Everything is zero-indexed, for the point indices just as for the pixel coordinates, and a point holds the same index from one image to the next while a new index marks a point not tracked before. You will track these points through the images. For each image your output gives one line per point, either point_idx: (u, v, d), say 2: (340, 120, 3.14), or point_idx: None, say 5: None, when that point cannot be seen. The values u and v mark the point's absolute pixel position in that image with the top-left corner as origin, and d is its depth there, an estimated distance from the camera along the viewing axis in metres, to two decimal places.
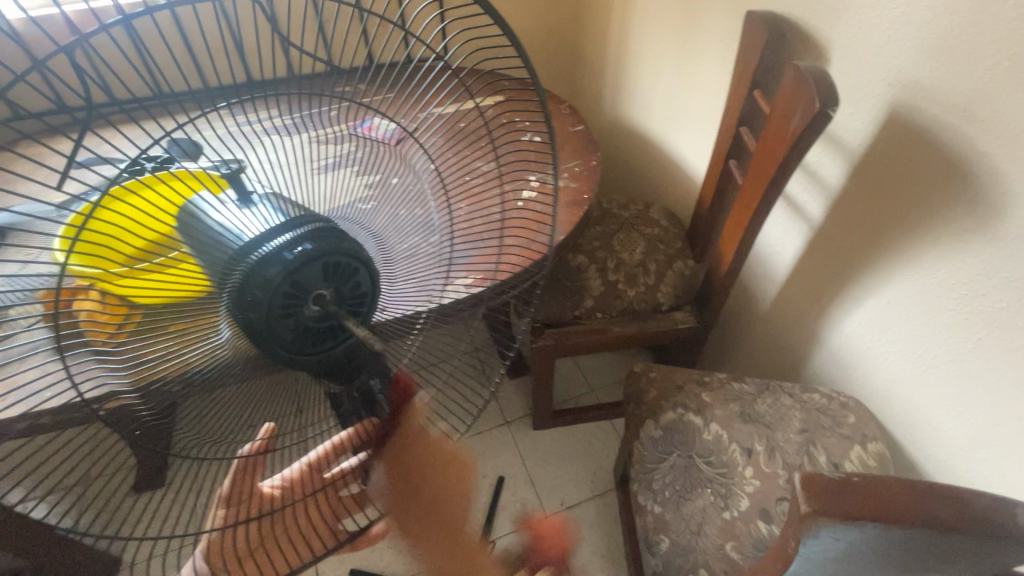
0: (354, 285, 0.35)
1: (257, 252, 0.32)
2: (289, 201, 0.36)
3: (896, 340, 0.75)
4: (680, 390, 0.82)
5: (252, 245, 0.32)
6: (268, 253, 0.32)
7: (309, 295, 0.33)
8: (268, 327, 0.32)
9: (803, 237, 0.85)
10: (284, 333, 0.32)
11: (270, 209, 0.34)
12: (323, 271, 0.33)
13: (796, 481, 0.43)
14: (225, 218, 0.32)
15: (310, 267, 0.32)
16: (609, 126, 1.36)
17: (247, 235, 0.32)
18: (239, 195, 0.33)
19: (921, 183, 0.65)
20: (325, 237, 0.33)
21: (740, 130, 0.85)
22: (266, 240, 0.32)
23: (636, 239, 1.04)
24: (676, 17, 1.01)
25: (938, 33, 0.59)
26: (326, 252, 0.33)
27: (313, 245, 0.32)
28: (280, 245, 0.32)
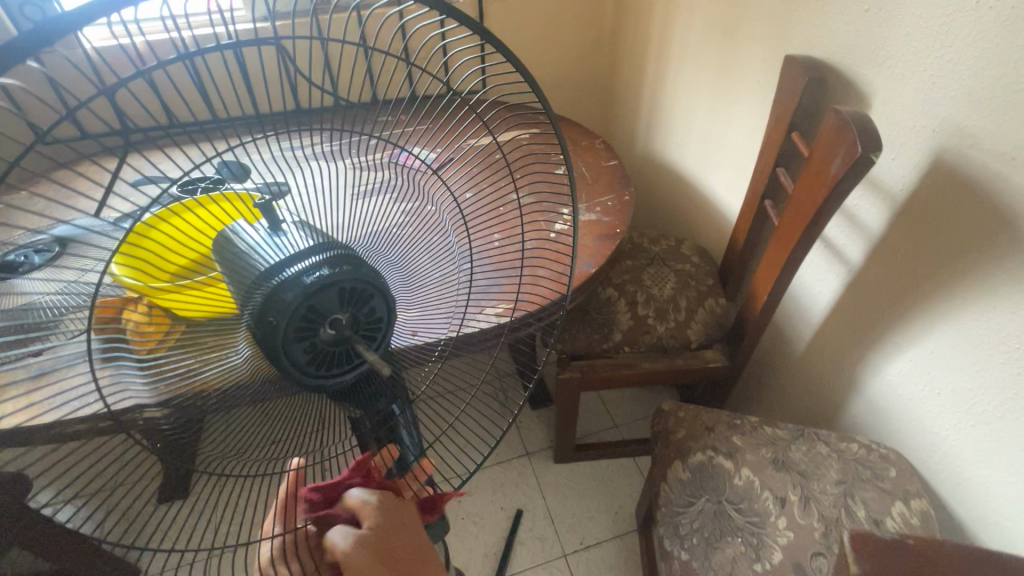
0: (370, 309, 0.39)
1: (287, 273, 0.35)
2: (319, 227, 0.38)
3: (942, 392, 0.71)
4: (710, 432, 0.80)
5: (276, 269, 0.35)
6: (289, 277, 0.35)
7: (327, 318, 0.37)
8: (284, 346, 0.36)
9: (840, 279, 0.83)
10: (298, 353, 0.36)
11: (298, 233, 0.36)
12: (338, 296, 0.37)
13: (848, 538, 0.45)
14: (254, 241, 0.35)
15: (325, 292, 0.36)
16: (642, 162, 1.37)
17: (270, 258, 0.35)
18: (271, 224, 0.35)
19: (968, 231, 0.63)
20: (343, 264, 0.36)
21: (777, 171, 0.85)
22: (291, 263, 0.35)
23: (666, 274, 1.04)
24: (714, 59, 1.02)
25: (986, 82, 0.58)
26: (343, 278, 0.36)
27: (330, 271, 0.36)
28: (303, 272, 0.35)
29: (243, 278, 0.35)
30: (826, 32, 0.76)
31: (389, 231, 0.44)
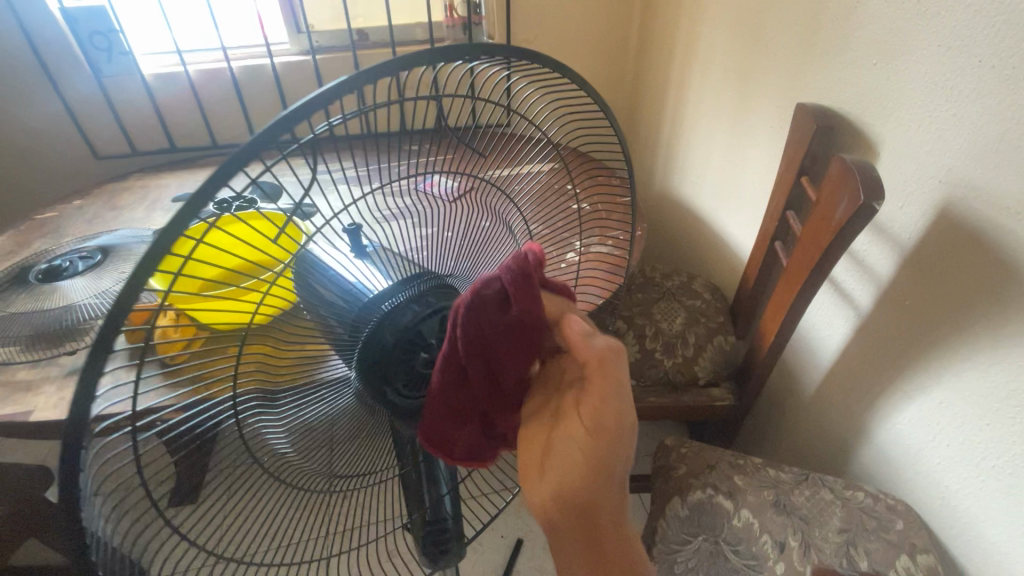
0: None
1: (385, 310, 0.39)
2: None
3: (951, 444, 0.70)
4: (711, 470, 0.80)
5: (378, 298, 0.39)
6: (396, 306, 0.39)
7: (426, 346, 0.40)
8: (389, 367, 0.40)
9: (850, 324, 0.83)
10: (400, 374, 0.40)
11: (376, 265, 0.40)
12: (438, 326, 0.41)
13: None
14: (351, 273, 0.37)
15: (430, 321, 0.40)
16: (659, 199, 1.40)
17: (371, 293, 0.39)
18: (354, 251, 0.40)
19: (974, 283, 0.63)
20: (445, 297, 0.42)
21: (787, 214, 0.87)
22: (383, 298, 0.39)
23: (676, 310, 1.05)
24: (730, 103, 1.06)
25: (989, 137, 0.59)
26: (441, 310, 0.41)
27: (437, 302, 0.41)
28: (397, 305, 0.39)
29: (349, 306, 0.39)
30: (835, 83, 0.79)
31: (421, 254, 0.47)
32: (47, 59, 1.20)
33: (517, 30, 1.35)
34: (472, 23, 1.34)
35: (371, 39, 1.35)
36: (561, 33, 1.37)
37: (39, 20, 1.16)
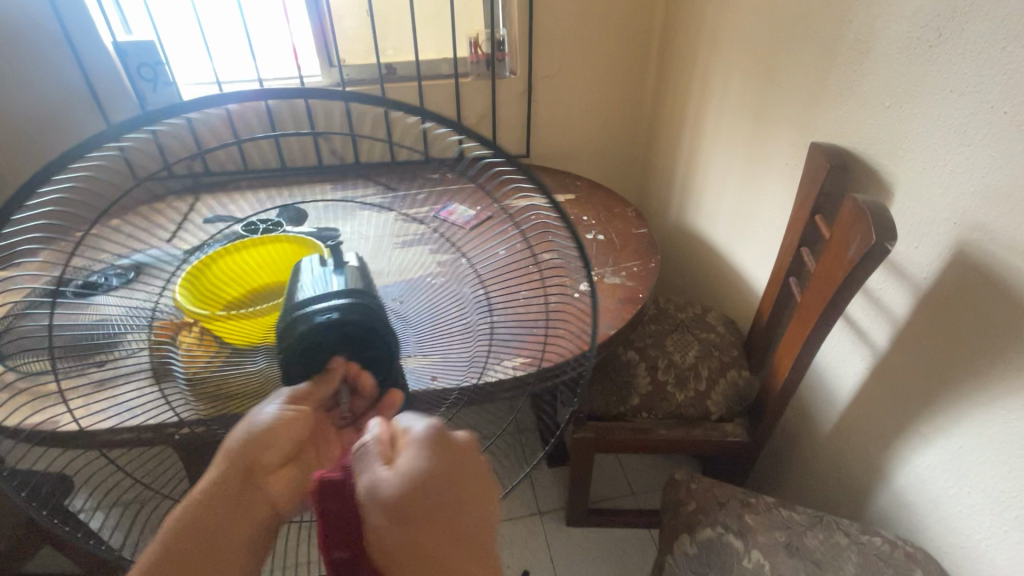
0: (369, 359, 0.40)
1: (304, 305, 0.39)
2: (358, 273, 0.43)
3: (972, 491, 0.68)
4: (721, 508, 0.79)
5: (303, 301, 0.39)
6: (307, 310, 0.39)
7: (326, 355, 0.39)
8: (287, 362, 0.39)
9: (865, 363, 0.82)
10: (297, 368, 0.40)
11: (338, 276, 0.42)
12: (342, 339, 0.39)
13: None
14: (311, 276, 0.42)
15: (330, 332, 0.38)
16: (674, 230, 1.42)
17: (306, 294, 0.39)
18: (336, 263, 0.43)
19: (991, 326, 0.63)
20: (352, 311, 0.39)
21: (801, 250, 0.87)
22: (317, 300, 0.39)
23: (689, 342, 1.04)
24: (745, 140, 1.07)
25: (1002, 181, 0.60)
26: (350, 328, 0.38)
27: (339, 315, 0.38)
28: (321, 309, 0.38)
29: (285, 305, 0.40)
30: (848, 124, 0.80)
31: (427, 278, 0.52)
32: (98, 88, 1.29)
33: (538, 66, 1.40)
34: (496, 59, 1.39)
35: (399, 73, 1.41)
36: (581, 68, 1.42)
37: (95, 53, 1.26)
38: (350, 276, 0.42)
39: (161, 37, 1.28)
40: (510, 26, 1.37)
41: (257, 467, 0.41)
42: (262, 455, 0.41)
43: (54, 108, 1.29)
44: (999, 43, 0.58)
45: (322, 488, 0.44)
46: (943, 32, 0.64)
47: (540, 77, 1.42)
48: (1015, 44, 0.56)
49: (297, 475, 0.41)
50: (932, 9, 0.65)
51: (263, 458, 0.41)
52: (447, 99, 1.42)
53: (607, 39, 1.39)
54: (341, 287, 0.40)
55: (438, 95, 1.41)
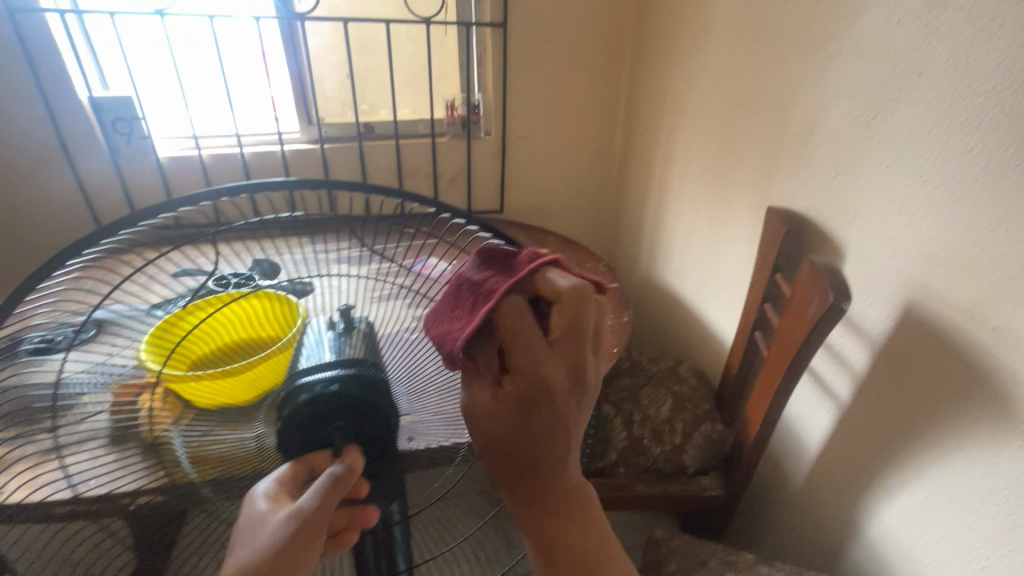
0: (368, 432, 0.46)
1: (298, 368, 0.46)
2: (355, 341, 0.49)
3: (938, 541, 0.70)
4: (702, 567, 0.79)
5: (301, 370, 0.45)
6: (306, 380, 0.44)
7: (329, 425, 0.44)
8: (280, 434, 0.44)
9: (831, 414, 0.85)
10: (291, 444, 0.45)
11: (343, 344, 0.48)
12: (343, 409, 0.44)
13: None
14: (308, 342, 0.47)
15: (331, 403, 0.44)
16: (644, 283, 1.47)
17: (300, 363, 0.46)
18: (345, 324, 0.50)
19: (942, 381, 0.67)
20: (349, 382, 0.45)
21: (765, 306, 0.92)
22: (313, 371, 0.45)
23: (663, 396, 1.06)
24: (706, 202, 1.15)
25: (939, 248, 0.65)
26: (352, 399, 0.44)
27: (340, 387, 0.44)
28: (322, 379, 0.44)
29: (288, 370, 0.46)
30: (800, 191, 0.87)
31: (404, 333, 0.53)
32: (67, 139, 1.26)
33: (512, 127, 1.47)
34: (472, 121, 1.46)
35: (377, 131, 1.46)
36: (552, 132, 1.50)
37: (69, 108, 1.24)
38: (353, 343, 0.49)
39: (139, 93, 1.29)
40: (485, 91, 1.44)
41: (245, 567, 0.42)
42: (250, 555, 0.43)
43: (18, 159, 1.26)
44: (926, 125, 0.65)
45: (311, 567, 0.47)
46: (877, 114, 0.72)
47: (513, 138, 1.49)
48: (940, 127, 0.64)
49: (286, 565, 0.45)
50: (867, 95, 0.73)
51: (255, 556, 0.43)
52: (424, 158, 1.47)
53: (577, 105, 1.47)
54: (336, 358, 0.46)
55: (415, 154, 1.46)
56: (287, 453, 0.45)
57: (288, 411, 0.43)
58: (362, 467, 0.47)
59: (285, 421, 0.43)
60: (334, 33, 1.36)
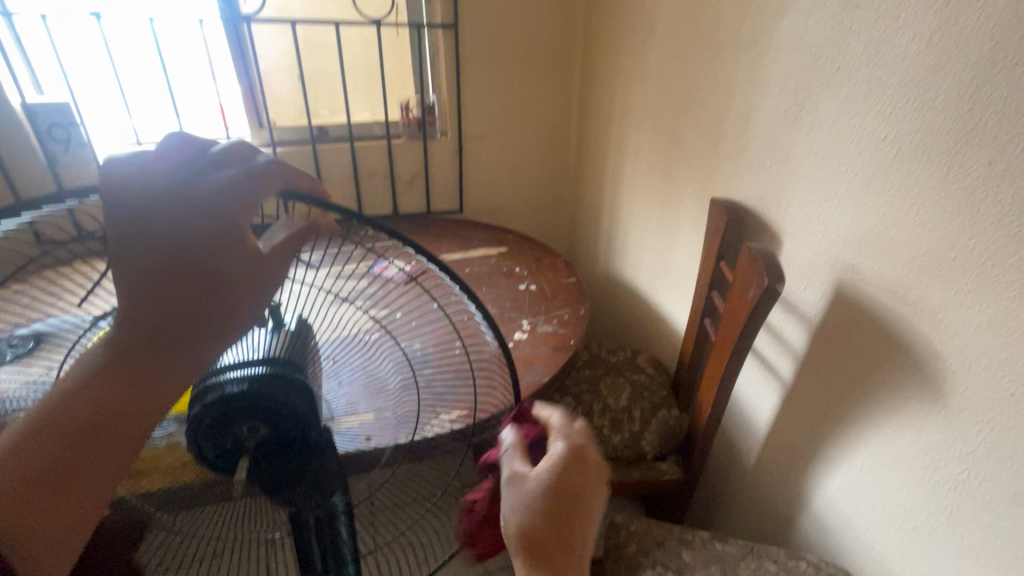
0: (285, 430, 0.46)
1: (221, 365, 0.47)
2: (279, 339, 0.50)
3: (876, 506, 0.74)
4: (660, 546, 0.81)
5: (224, 369, 0.46)
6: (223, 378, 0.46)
7: (242, 425, 0.45)
8: (196, 439, 0.45)
9: (776, 394, 0.90)
10: (206, 448, 0.45)
11: (263, 337, 0.49)
12: (253, 411, 0.45)
13: None
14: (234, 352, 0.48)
15: (241, 404, 0.44)
16: (603, 277, 1.50)
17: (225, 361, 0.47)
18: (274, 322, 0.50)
19: (872, 355, 0.71)
20: (255, 384, 0.45)
21: (712, 294, 0.96)
22: (236, 369, 0.46)
23: (620, 385, 1.10)
24: (656, 195, 1.19)
25: (863, 231, 0.70)
26: (258, 399, 0.45)
27: (247, 388, 0.45)
28: (232, 379, 0.45)
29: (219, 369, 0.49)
30: (739, 182, 0.91)
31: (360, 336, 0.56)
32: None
33: (467, 128, 1.49)
34: (428, 123, 1.46)
35: (331, 135, 1.45)
36: (508, 132, 1.52)
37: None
38: (278, 341, 0.50)
39: (76, 99, 1.25)
40: (440, 93, 1.45)
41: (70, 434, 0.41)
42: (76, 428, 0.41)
43: None
44: (846, 117, 0.70)
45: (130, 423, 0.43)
46: (803, 106, 0.76)
47: (470, 139, 1.50)
48: (857, 118, 0.68)
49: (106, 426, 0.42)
50: (793, 89, 0.78)
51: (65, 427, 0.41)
52: (380, 160, 1.46)
53: (530, 104, 1.50)
54: (262, 356, 0.48)
55: (371, 156, 1.45)
56: (205, 457, 0.46)
57: (195, 410, 0.44)
58: (283, 466, 0.48)
59: (195, 421, 0.44)
60: (283, 36, 1.34)
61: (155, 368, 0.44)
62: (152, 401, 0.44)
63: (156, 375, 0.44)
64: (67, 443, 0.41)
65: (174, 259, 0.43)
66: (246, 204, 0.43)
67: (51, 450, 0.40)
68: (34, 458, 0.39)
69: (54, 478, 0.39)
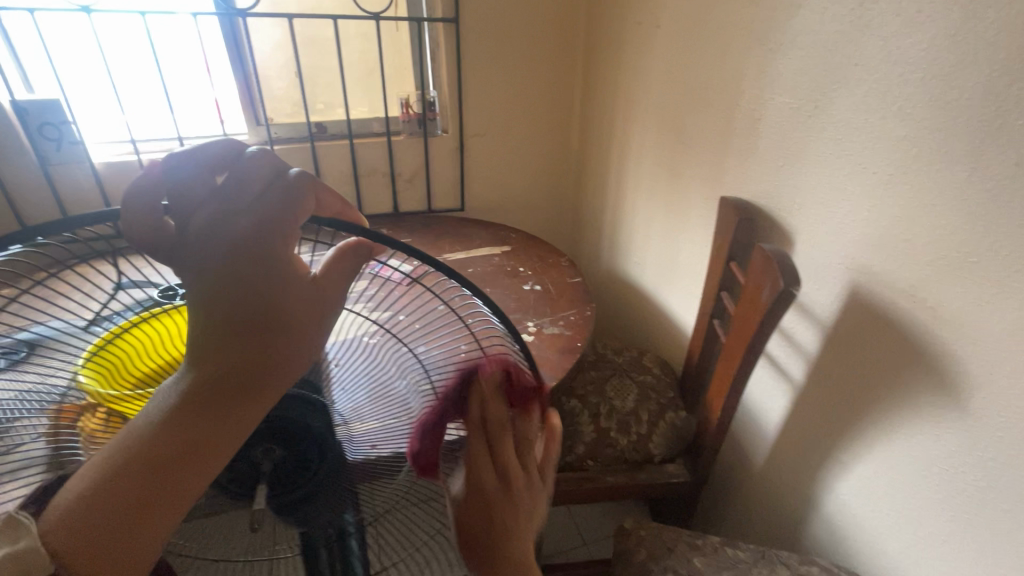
0: (300, 453, 0.45)
1: None
2: None
3: (890, 512, 0.73)
4: (671, 553, 0.80)
5: None
6: None
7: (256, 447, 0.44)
8: None
9: (787, 396, 0.88)
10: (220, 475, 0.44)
11: None
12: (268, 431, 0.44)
13: None
14: None
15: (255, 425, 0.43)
16: (607, 275, 1.49)
17: None
18: None
19: (889, 359, 0.69)
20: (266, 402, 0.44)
21: (722, 294, 0.94)
22: None
23: (629, 387, 1.08)
24: (662, 192, 1.17)
25: (880, 232, 0.68)
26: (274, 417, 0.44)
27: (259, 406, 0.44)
28: None
29: None
30: (750, 181, 0.89)
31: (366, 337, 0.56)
32: None
33: (468, 124, 1.46)
34: (427, 118, 1.44)
35: (330, 131, 1.43)
36: (510, 128, 1.49)
37: None
38: None
39: (66, 96, 1.22)
40: (440, 88, 1.42)
41: (145, 459, 0.35)
42: (152, 456, 0.35)
43: None
44: (863, 115, 0.68)
45: (200, 452, 0.36)
46: (818, 104, 0.74)
47: (471, 135, 1.48)
48: (875, 117, 0.66)
49: (183, 456, 0.36)
50: (808, 86, 0.76)
51: (151, 452, 0.35)
52: (380, 157, 1.44)
53: (532, 100, 1.47)
54: None
55: (370, 153, 1.43)
56: (221, 484, 0.44)
57: None
58: (301, 489, 0.46)
59: None
60: (279, 30, 1.31)
61: (238, 397, 0.37)
62: (223, 429, 0.37)
63: (233, 405, 0.37)
64: (137, 473, 0.35)
65: (252, 277, 0.36)
66: (287, 212, 0.37)
67: (120, 480, 0.34)
68: (101, 490, 0.34)
69: (116, 515, 0.34)
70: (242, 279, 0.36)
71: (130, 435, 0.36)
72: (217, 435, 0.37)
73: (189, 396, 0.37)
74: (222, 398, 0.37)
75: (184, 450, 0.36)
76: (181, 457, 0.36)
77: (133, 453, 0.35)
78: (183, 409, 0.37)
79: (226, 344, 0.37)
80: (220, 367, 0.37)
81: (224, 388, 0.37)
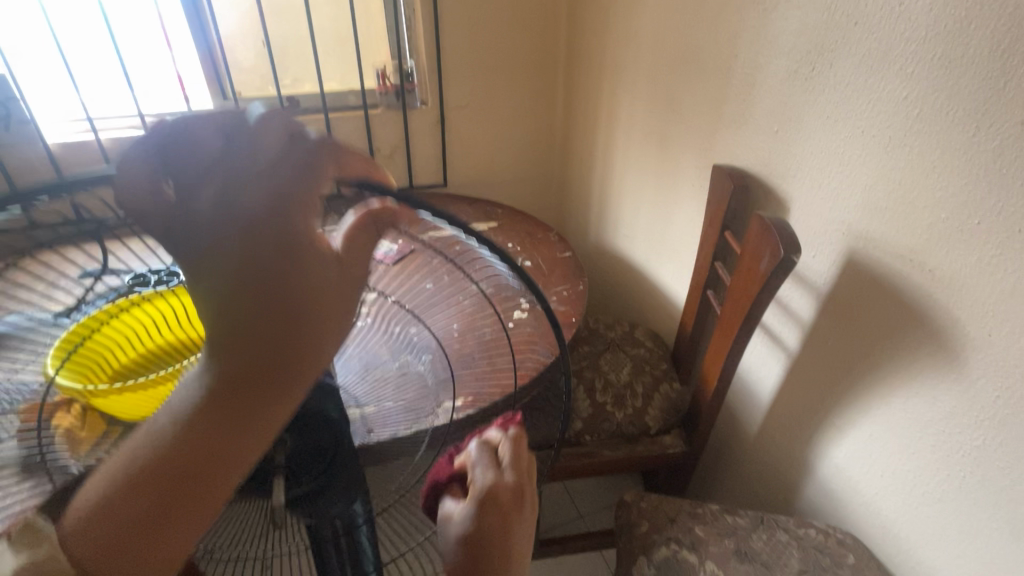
0: (314, 442, 0.44)
1: None
2: None
3: (885, 473, 0.74)
4: (672, 523, 0.81)
5: None
6: None
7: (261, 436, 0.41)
8: None
9: (781, 364, 0.89)
10: None
11: None
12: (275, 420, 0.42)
13: None
14: None
15: None
16: (595, 249, 1.47)
17: None
18: None
19: (886, 324, 0.69)
20: None
21: (716, 265, 0.93)
22: None
23: (623, 359, 1.07)
24: (651, 163, 1.14)
25: (878, 197, 0.67)
26: None
27: None
28: None
29: None
30: (744, 147, 0.88)
31: None
32: None
33: (448, 96, 1.40)
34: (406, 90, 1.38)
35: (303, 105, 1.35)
36: (492, 99, 1.44)
37: None
38: None
39: (11, 69, 1.12)
40: (418, 57, 1.36)
41: (166, 470, 0.30)
42: (175, 465, 0.30)
43: None
44: (862, 76, 0.66)
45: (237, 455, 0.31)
46: (816, 65, 0.72)
47: (452, 108, 1.42)
48: (874, 78, 0.65)
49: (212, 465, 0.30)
50: (805, 47, 0.73)
51: (174, 461, 0.30)
52: (357, 132, 1.38)
53: (513, 69, 1.42)
54: None
55: (347, 128, 1.36)
56: None
57: None
58: (309, 478, 0.43)
59: None
60: None
61: (272, 387, 0.30)
62: (264, 425, 0.31)
63: (263, 396, 0.30)
64: (163, 488, 0.30)
65: (269, 252, 0.28)
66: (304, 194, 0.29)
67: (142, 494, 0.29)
68: (119, 505, 0.29)
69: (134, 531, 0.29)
70: (257, 251, 0.28)
71: (151, 437, 0.30)
72: (250, 436, 0.31)
73: (212, 390, 0.30)
74: (252, 393, 0.30)
75: (199, 470, 0.30)
76: (208, 469, 0.30)
77: (154, 460, 0.30)
78: (206, 406, 0.30)
79: (238, 340, 0.29)
80: (243, 360, 0.30)
81: (253, 377, 0.30)
